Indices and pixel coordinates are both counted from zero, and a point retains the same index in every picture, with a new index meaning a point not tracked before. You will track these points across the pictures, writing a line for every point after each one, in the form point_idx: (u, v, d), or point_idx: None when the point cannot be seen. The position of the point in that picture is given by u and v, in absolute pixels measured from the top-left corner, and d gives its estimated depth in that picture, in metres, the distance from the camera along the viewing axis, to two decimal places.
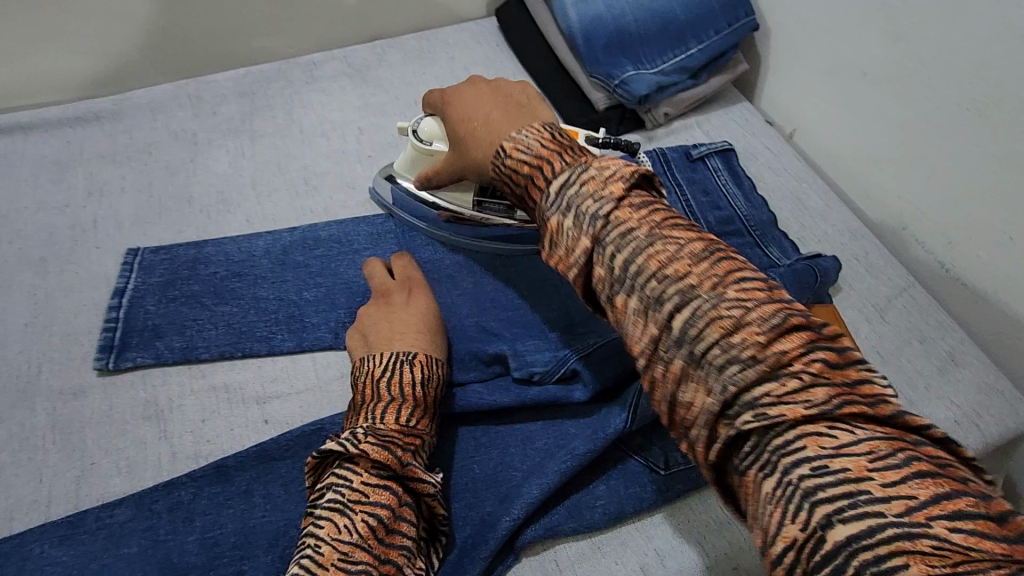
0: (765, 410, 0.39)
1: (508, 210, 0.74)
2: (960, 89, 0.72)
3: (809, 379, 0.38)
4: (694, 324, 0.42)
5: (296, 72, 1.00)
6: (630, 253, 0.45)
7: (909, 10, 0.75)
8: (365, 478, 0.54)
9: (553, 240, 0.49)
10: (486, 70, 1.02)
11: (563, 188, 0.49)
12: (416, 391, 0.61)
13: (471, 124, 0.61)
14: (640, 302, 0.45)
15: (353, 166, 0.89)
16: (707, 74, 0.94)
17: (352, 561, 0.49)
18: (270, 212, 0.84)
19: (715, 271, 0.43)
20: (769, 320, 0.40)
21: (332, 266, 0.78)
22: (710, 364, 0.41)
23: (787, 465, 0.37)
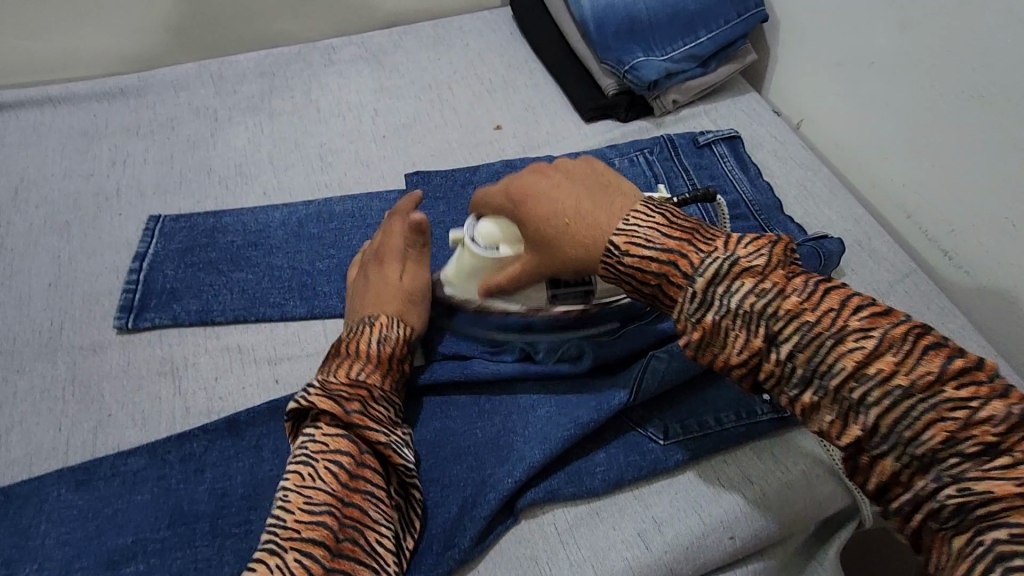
0: (945, 443, 0.43)
1: (584, 295, 0.67)
2: (967, 79, 0.73)
3: (945, 413, 0.43)
4: (835, 366, 0.46)
5: (315, 55, 1.03)
6: (768, 306, 0.48)
7: (918, 1, 0.76)
8: (324, 429, 0.57)
9: (708, 341, 0.50)
10: (500, 57, 1.05)
11: (705, 283, 0.50)
12: (370, 347, 0.63)
13: (560, 224, 0.58)
14: (780, 353, 0.48)
15: (367, 145, 0.92)
16: (716, 62, 0.96)
17: (316, 503, 0.52)
18: (286, 186, 0.87)
19: (845, 301, 0.47)
20: (900, 345, 0.45)
21: (345, 238, 0.80)
22: (877, 404, 0.45)
23: (951, 491, 0.42)
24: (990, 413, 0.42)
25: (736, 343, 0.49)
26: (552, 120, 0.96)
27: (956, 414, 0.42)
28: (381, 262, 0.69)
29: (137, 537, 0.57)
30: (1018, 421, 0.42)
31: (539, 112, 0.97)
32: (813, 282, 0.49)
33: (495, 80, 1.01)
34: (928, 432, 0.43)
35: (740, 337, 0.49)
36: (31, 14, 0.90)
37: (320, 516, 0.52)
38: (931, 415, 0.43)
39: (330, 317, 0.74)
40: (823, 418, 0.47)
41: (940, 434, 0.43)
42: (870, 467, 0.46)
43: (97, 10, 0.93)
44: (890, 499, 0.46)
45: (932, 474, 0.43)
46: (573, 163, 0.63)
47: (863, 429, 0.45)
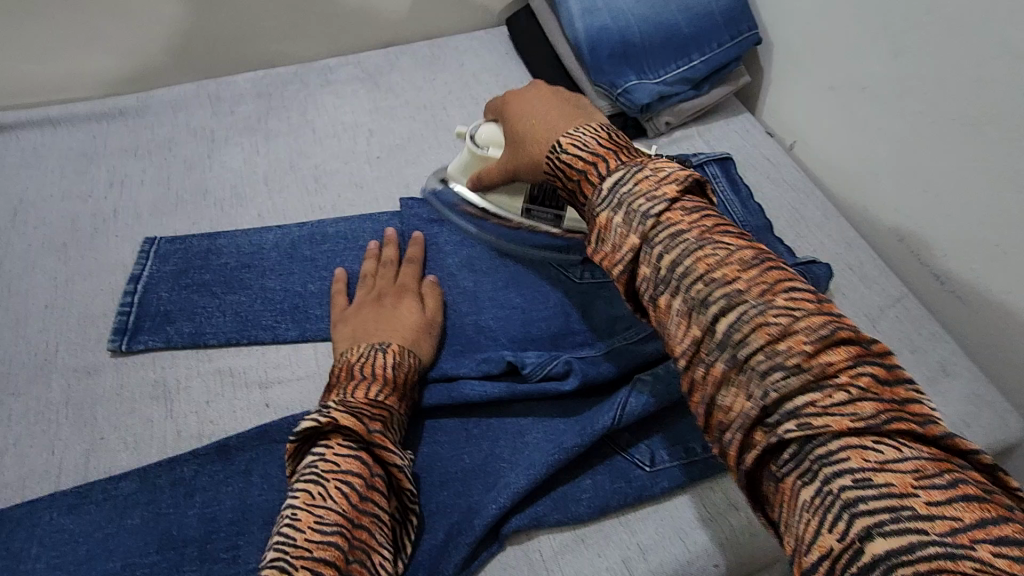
0: (767, 354, 0.41)
1: (555, 218, 0.79)
2: (959, 104, 0.73)
3: (771, 319, 0.42)
4: (689, 267, 0.46)
5: (312, 75, 1.04)
6: (651, 208, 0.48)
7: (908, 26, 0.76)
8: (336, 448, 0.56)
9: (601, 237, 0.51)
10: (494, 77, 1.06)
11: (613, 183, 0.51)
12: (387, 371, 0.64)
13: (528, 122, 0.64)
14: (662, 258, 0.47)
15: (362, 166, 0.93)
16: (709, 86, 0.96)
17: (326, 523, 0.50)
18: (280, 208, 0.88)
19: (721, 227, 0.47)
20: (749, 261, 0.45)
21: (338, 260, 0.81)
22: (716, 307, 0.44)
23: (787, 427, 0.39)
24: (817, 334, 0.41)
25: (617, 238, 0.49)
26: None
27: (786, 326, 0.41)
28: (395, 299, 0.73)
29: (126, 562, 0.58)
30: (869, 364, 0.40)
31: None
32: (703, 207, 0.49)
33: (489, 101, 1.02)
34: (753, 337, 0.42)
35: (622, 232, 0.49)
36: (32, 37, 0.92)
37: (332, 535, 0.49)
38: (759, 320, 0.42)
39: (322, 340, 0.75)
40: (672, 323, 0.46)
41: (764, 342, 0.41)
42: (704, 379, 0.44)
43: (97, 33, 0.95)
44: (720, 431, 0.44)
45: (756, 391, 0.41)
46: (566, 89, 0.67)
47: (702, 332, 0.44)
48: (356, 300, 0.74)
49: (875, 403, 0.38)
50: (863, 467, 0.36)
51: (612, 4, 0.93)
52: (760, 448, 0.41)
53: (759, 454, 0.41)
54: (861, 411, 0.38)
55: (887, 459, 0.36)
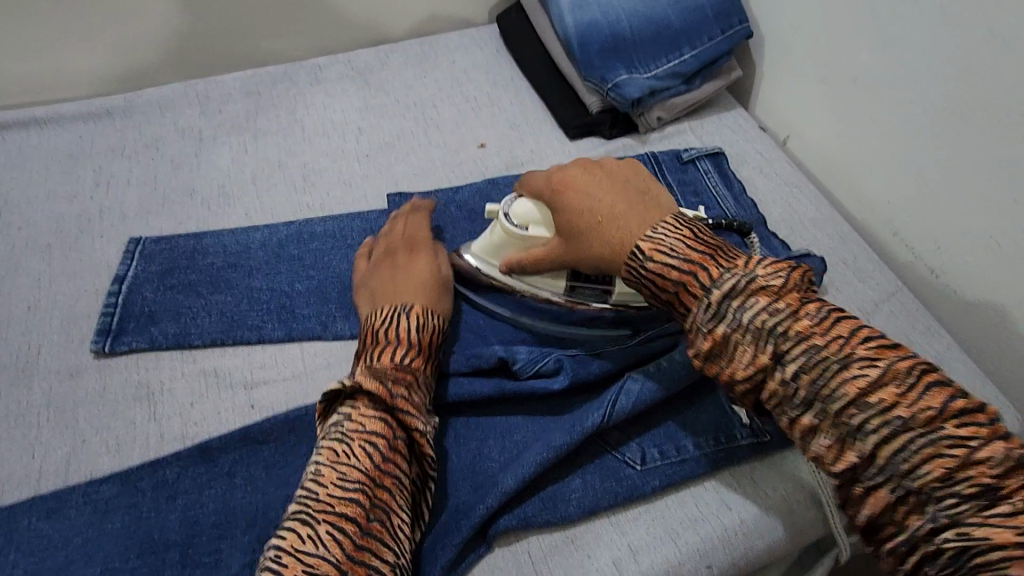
0: (942, 480, 0.42)
1: (602, 294, 0.68)
2: (948, 96, 0.72)
3: (943, 447, 0.42)
4: (838, 391, 0.46)
5: (301, 73, 1.03)
6: (778, 323, 0.49)
7: (899, 17, 0.75)
8: (362, 410, 0.57)
9: (716, 351, 0.51)
10: (485, 74, 1.05)
11: (721, 291, 0.51)
12: (412, 335, 0.64)
13: (591, 218, 0.61)
14: (784, 371, 0.48)
15: (351, 164, 0.92)
16: (700, 80, 0.95)
17: (349, 480, 0.52)
18: (268, 207, 0.87)
19: (858, 335, 0.48)
20: (904, 377, 0.45)
21: (325, 259, 0.80)
22: (875, 432, 0.44)
23: (954, 546, 0.41)
24: (984, 452, 0.41)
25: (741, 356, 0.49)
26: (535, 137, 0.96)
27: (955, 449, 0.42)
28: (410, 255, 0.73)
29: (106, 567, 0.57)
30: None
31: (523, 129, 0.97)
32: (829, 309, 0.50)
33: (480, 98, 1.01)
34: (925, 465, 0.42)
35: (746, 351, 0.49)
36: (16, 38, 0.91)
37: (353, 491, 0.51)
38: (845, 374, 0.46)
39: (308, 340, 0.74)
40: (820, 444, 0.47)
41: (937, 469, 0.42)
42: (862, 499, 0.45)
43: (83, 32, 0.94)
44: (885, 540, 0.45)
45: (928, 514, 0.42)
46: (618, 164, 0.66)
47: (861, 456, 0.45)
48: (372, 261, 0.74)
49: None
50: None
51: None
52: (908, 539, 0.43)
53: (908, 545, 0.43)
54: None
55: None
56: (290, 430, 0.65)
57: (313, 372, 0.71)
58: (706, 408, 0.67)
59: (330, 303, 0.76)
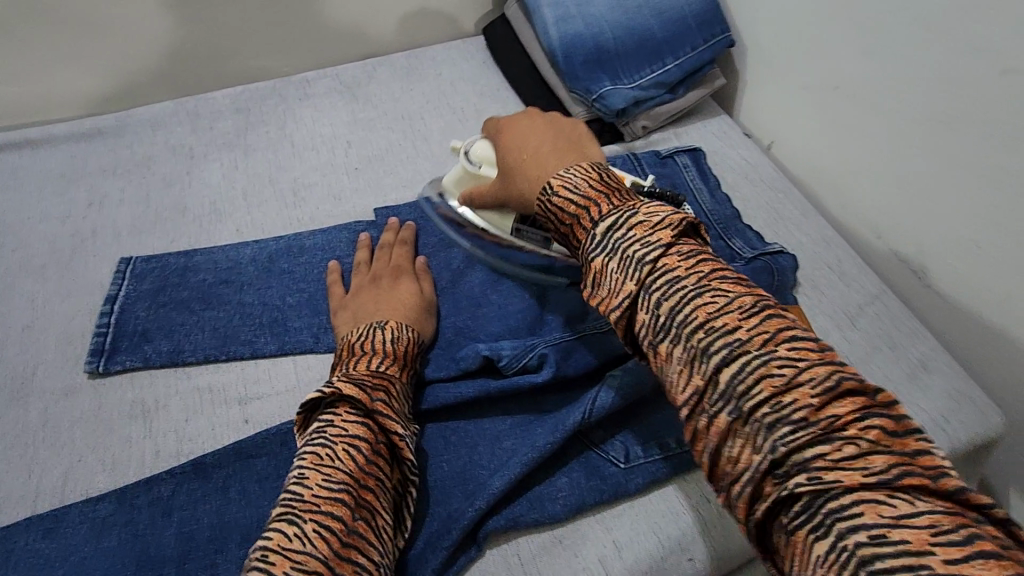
0: (775, 406, 0.41)
1: (546, 241, 0.72)
2: (925, 101, 0.73)
3: (776, 371, 0.42)
4: (690, 316, 0.46)
5: (290, 89, 1.05)
6: (645, 254, 0.50)
7: (875, 26, 0.76)
8: (344, 415, 0.57)
9: (596, 282, 0.52)
10: (472, 85, 1.06)
11: (603, 228, 0.53)
12: (388, 345, 0.66)
13: (518, 155, 0.66)
14: (652, 302, 0.48)
15: (340, 178, 0.93)
16: (684, 89, 0.97)
17: (334, 481, 0.51)
18: (259, 222, 0.88)
19: (719, 272, 0.48)
20: (749, 307, 0.45)
21: (316, 272, 0.81)
22: (718, 355, 0.44)
23: (798, 480, 0.39)
24: (812, 379, 0.41)
25: (613, 283, 0.50)
26: None
27: (791, 377, 0.41)
28: (394, 280, 0.76)
29: None
30: (876, 417, 0.39)
31: None
32: (698, 251, 0.50)
33: (467, 109, 1.03)
34: (792, 410, 0.40)
35: (616, 278, 0.50)
36: (8, 61, 0.92)
37: (339, 491, 0.51)
38: (763, 371, 0.42)
39: (300, 353, 0.75)
40: (674, 371, 0.46)
41: (768, 390, 0.41)
42: (707, 430, 0.44)
43: (75, 54, 0.95)
44: (730, 481, 0.43)
45: (764, 445, 0.41)
46: (562, 119, 0.69)
47: (706, 381, 0.44)
48: (353, 286, 0.77)
49: (886, 457, 0.38)
50: (877, 524, 0.35)
51: (585, 12, 0.93)
52: (768, 501, 0.40)
53: (768, 507, 0.40)
54: (873, 466, 0.38)
55: (903, 516, 0.35)
56: (283, 443, 0.66)
57: (306, 386, 0.72)
58: None
59: (321, 316, 0.77)
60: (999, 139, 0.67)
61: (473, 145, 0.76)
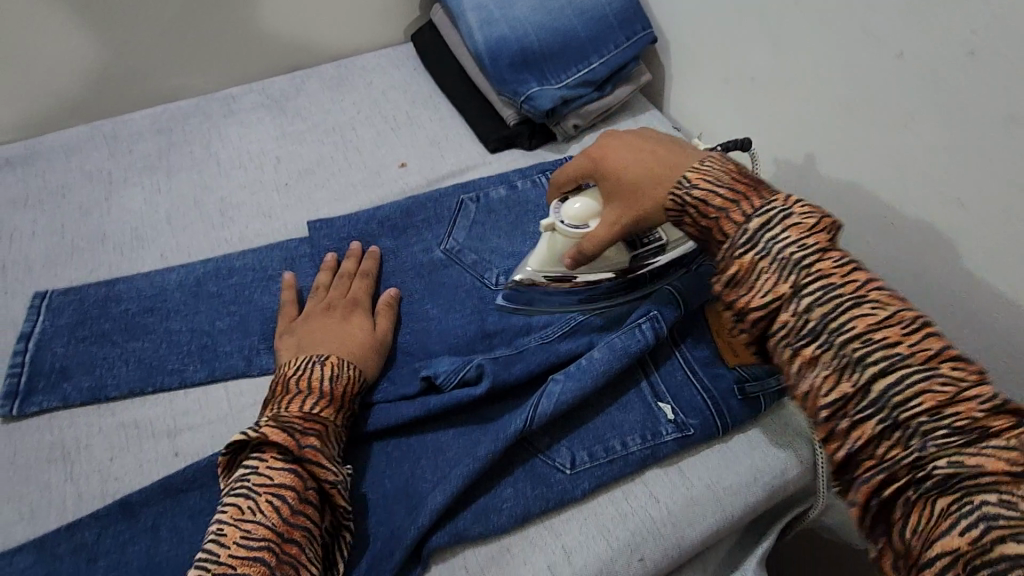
0: (932, 414, 0.45)
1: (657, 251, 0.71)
2: (834, 90, 0.76)
3: (936, 385, 0.46)
4: (847, 325, 0.49)
5: (214, 106, 1.01)
6: (802, 257, 0.51)
7: (782, 19, 0.79)
8: (268, 462, 0.57)
9: (741, 280, 0.53)
10: (403, 94, 1.05)
11: (759, 224, 0.53)
12: (324, 385, 0.64)
13: (643, 167, 0.64)
14: (802, 307, 0.51)
15: (270, 195, 0.90)
16: (611, 86, 0.97)
17: (252, 537, 0.53)
18: (186, 246, 0.85)
19: (874, 283, 0.51)
20: (908, 322, 0.48)
21: (246, 293, 0.79)
22: (877, 364, 0.47)
23: (938, 471, 0.44)
24: (979, 395, 0.45)
25: (765, 283, 0.52)
26: (455, 152, 0.97)
27: (954, 391, 0.45)
28: (347, 314, 0.74)
29: None
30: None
31: (443, 145, 0.98)
32: (852, 260, 0.52)
33: (399, 117, 1.02)
34: (917, 397, 0.46)
35: (770, 278, 0.52)
36: None
37: (257, 550, 0.52)
38: (922, 382, 0.46)
39: (232, 378, 0.72)
40: (817, 374, 0.50)
41: (929, 402, 0.46)
42: (850, 432, 0.48)
43: None
44: (861, 471, 0.48)
45: (915, 443, 0.46)
46: (650, 134, 0.69)
47: (855, 384, 0.48)
48: (307, 308, 0.74)
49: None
50: (1013, 494, 0.41)
51: (508, 15, 0.95)
52: (909, 485, 0.45)
53: (903, 489, 0.46)
54: (1020, 460, 0.42)
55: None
56: (215, 474, 0.63)
57: (239, 412, 0.70)
58: (633, 407, 0.68)
59: (253, 337, 0.75)
60: (900, 120, 0.70)
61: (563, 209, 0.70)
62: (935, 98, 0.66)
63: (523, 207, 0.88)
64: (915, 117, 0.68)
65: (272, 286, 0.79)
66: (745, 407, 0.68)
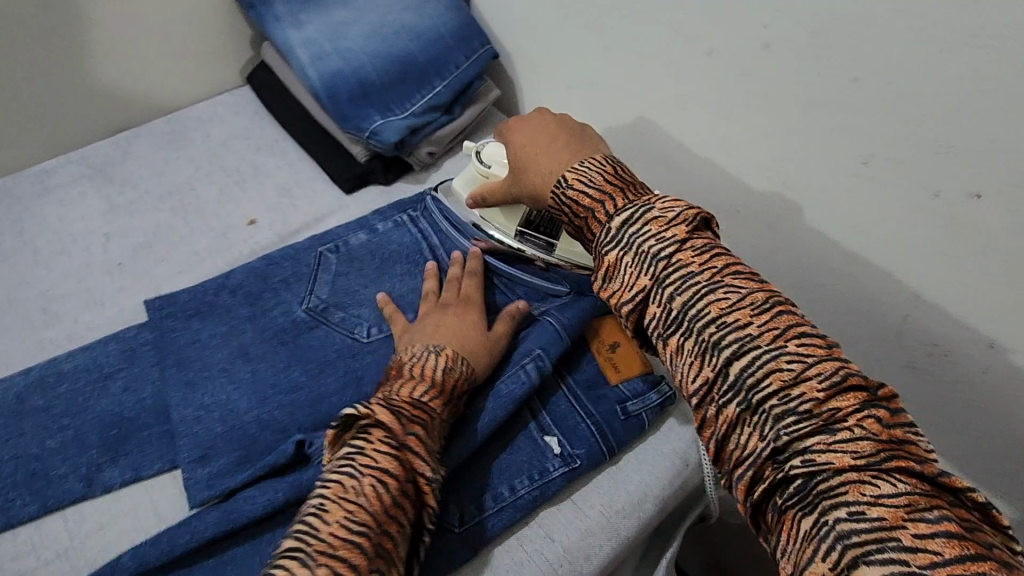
0: (785, 399, 0.44)
1: (548, 247, 0.75)
2: (663, 89, 0.76)
3: (786, 366, 0.44)
4: (703, 311, 0.48)
5: (25, 187, 0.90)
6: (661, 248, 0.51)
7: (604, 24, 0.78)
8: (377, 444, 0.54)
9: (609, 276, 0.53)
10: (244, 142, 0.98)
11: (620, 221, 0.53)
12: (437, 374, 0.61)
13: (534, 151, 0.64)
14: (663, 297, 0.50)
15: (101, 279, 0.81)
16: (459, 108, 0.95)
17: (355, 521, 0.49)
18: (4, 357, 0.74)
19: (732, 268, 0.50)
20: (761, 304, 0.47)
21: (79, 401, 0.69)
22: (730, 349, 0.46)
23: (795, 463, 0.42)
24: (821, 373, 0.44)
25: (627, 277, 0.52)
26: (309, 199, 0.90)
27: (799, 372, 0.44)
28: (461, 309, 0.71)
29: None
30: (876, 408, 0.43)
31: (294, 194, 0.91)
32: (712, 245, 0.52)
33: (243, 169, 0.94)
34: (768, 383, 0.44)
35: (631, 271, 0.52)
36: None
37: (357, 534, 0.48)
38: (773, 367, 0.45)
39: (70, 505, 0.64)
40: (685, 363, 0.49)
41: (777, 383, 0.44)
42: (717, 420, 0.47)
43: None
44: (736, 463, 0.46)
45: (770, 433, 0.44)
46: (571, 119, 0.67)
47: (715, 373, 0.47)
48: (420, 312, 0.72)
49: (874, 441, 0.41)
50: (859, 502, 0.39)
51: (340, 47, 0.90)
52: (769, 480, 0.44)
53: (768, 485, 0.44)
54: (862, 450, 0.41)
55: (883, 494, 0.39)
56: None
57: (81, 542, 0.62)
58: (520, 447, 0.66)
59: (90, 452, 0.66)
60: (727, 117, 0.71)
61: (487, 146, 0.79)
62: (747, 90, 0.67)
63: (386, 251, 0.83)
64: (739, 114, 0.69)
65: (110, 388, 0.70)
66: (629, 428, 0.67)
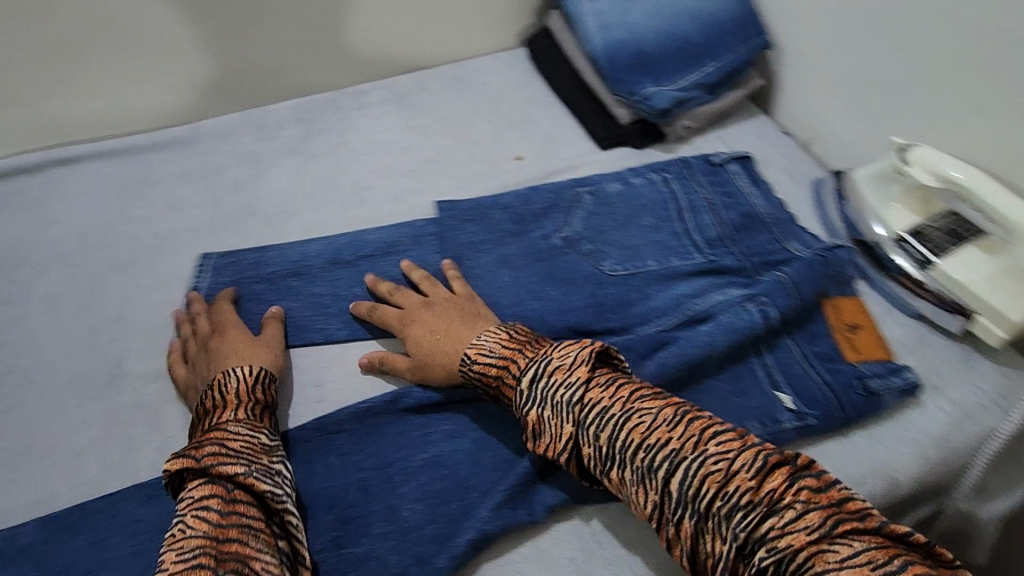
0: (722, 497, 0.49)
1: (925, 262, 0.77)
2: (960, 90, 0.80)
3: (712, 466, 0.51)
4: (626, 439, 0.55)
5: (346, 100, 1.10)
6: (569, 395, 0.58)
7: (911, 25, 0.83)
8: (191, 488, 0.55)
9: (538, 431, 0.60)
10: (517, 93, 1.12)
11: (528, 380, 0.61)
12: (225, 395, 0.67)
13: (434, 338, 0.73)
14: (589, 436, 0.56)
15: (398, 180, 0.99)
16: (725, 90, 1.01)
17: (189, 552, 0.49)
18: (326, 221, 0.93)
19: (638, 393, 0.57)
20: (673, 419, 0.54)
21: (379, 265, 0.87)
22: (662, 468, 0.52)
23: (760, 555, 0.47)
24: (744, 464, 0.50)
25: (553, 427, 0.59)
26: (567, 147, 1.02)
27: (728, 471, 0.50)
28: (219, 334, 0.76)
29: None
30: (803, 478, 0.49)
31: (556, 141, 1.03)
32: (615, 377, 0.59)
33: (514, 115, 1.08)
34: (704, 487, 0.50)
35: (554, 422, 0.59)
36: (73, 73, 0.93)
37: (194, 558, 0.48)
38: (703, 471, 0.51)
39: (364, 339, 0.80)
40: (632, 491, 0.55)
41: (713, 486, 0.50)
42: (680, 537, 0.52)
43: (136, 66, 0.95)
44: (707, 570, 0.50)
45: (730, 535, 0.48)
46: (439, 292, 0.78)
47: (659, 492, 0.52)
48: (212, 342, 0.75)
49: (818, 510, 0.47)
50: (826, 569, 0.44)
51: (626, 19, 0.98)
52: None
53: None
54: (811, 522, 0.46)
55: (844, 557, 0.44)
56: (361, 421, 0.71)
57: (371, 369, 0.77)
58: (751, 393, 0.71)
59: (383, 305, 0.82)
60: None
61: (915, 148, 0.78)
62: None
63: (639, 204, 0.91)
64: None
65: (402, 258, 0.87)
66: (870, 403, 0.70)
